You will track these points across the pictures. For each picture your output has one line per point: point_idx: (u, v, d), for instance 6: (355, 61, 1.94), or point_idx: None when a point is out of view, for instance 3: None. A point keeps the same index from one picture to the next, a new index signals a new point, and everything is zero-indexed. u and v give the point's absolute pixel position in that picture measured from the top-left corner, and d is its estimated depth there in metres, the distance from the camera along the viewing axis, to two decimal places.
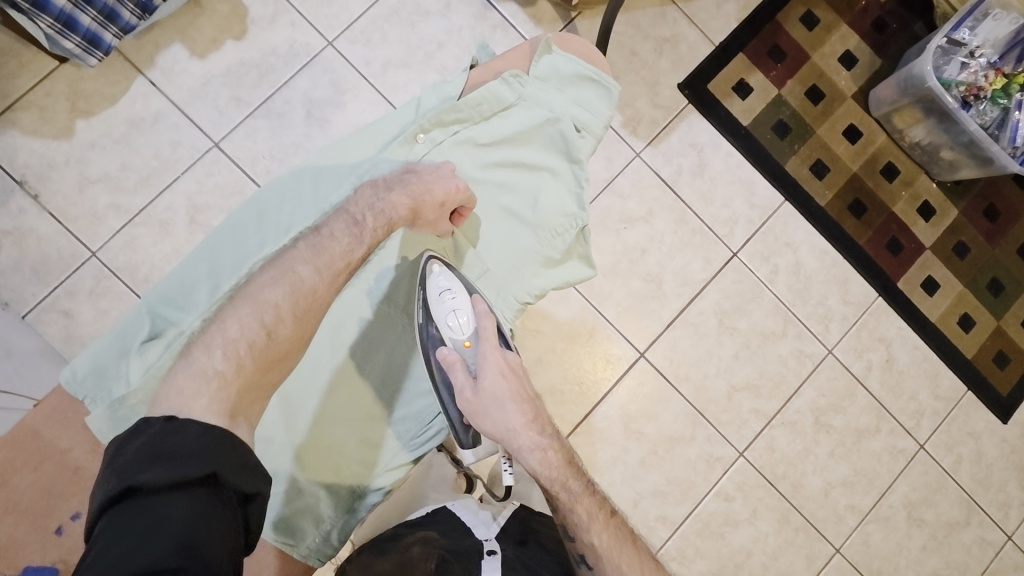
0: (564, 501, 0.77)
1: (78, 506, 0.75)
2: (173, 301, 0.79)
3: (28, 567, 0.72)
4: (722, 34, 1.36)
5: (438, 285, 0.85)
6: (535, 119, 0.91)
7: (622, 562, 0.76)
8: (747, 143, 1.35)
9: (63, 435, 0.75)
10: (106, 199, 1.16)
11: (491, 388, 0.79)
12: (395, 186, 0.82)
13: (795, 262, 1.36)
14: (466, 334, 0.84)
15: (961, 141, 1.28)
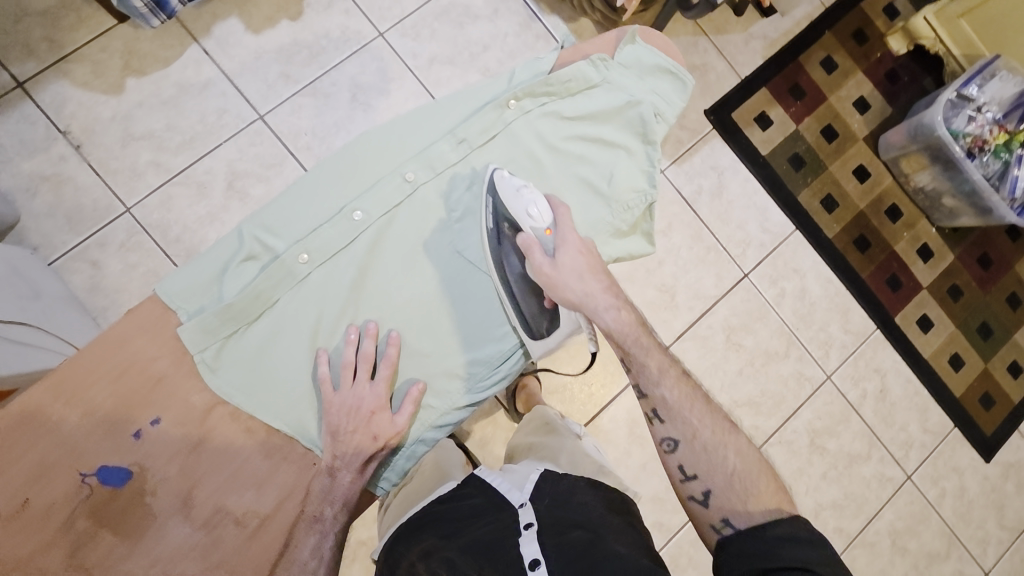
0: (635, 355, 0.78)
1: (159, 412, 0.72)
2: (274, 227, 0.77)
3: (102, 467, 0.69)
4: (748, 68, 1.44)
5: (513, 185, 0.79)
6: (615, 101, 0.87)
7: (692, 417, 0.75)
8: (764, 172, 1.42)
9: (152, 343, 0.72)
10: (147, 156, 1.18)
11: (569, 261, 0.78)
12: (342, 468, 0.73)
13: (801, 288, 1.42)
14: (544, 222, 0.79)
15: (963, 190, 1.35)
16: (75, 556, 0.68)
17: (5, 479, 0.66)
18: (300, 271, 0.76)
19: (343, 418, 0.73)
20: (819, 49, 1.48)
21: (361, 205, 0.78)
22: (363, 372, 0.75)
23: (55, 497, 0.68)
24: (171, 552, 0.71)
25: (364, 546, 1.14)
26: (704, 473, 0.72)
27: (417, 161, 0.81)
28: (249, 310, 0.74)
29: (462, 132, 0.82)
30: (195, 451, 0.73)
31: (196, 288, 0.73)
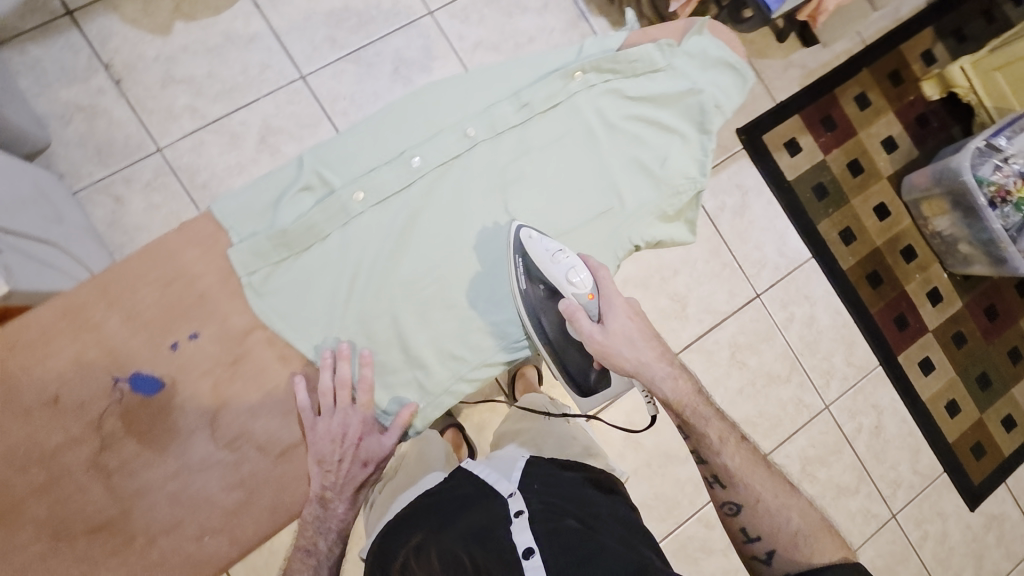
0: (696, 425, 0.76)
1: (197, 327, 0.69)
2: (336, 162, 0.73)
3: (137, 373, 0.67)
4: (784, 94, 1.46)
5: (547, 247, 0.74)
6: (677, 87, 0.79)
7: (756, 484, 0.75)
8: (788, 197, 1.43)
9: (200, 257, 0.70)
10: (184, 100, 1.18)
11: (617, 330, 0.75)
12: (335, 496, 0.72)
13: (810, 316, 1.43)
14: (587, 288, 0.75)
15: (980, 238, 1.36)
16: (99, 457, 0.66)
17: (41, 371, 0.65)
18: (354, 211, 0.72)
19: (330, 447, 0.70)
20: (855, 84, 1.49)
21: (421, 151, 0.74)
22: (344, 400, 0.70)
23: (87, 396, 0.66)
24: (192, 468, 0.68)
25: None
26: (768, 535, 0.74)
27: (480, 116, 0.76)
28: (300, 241, 0.71)
29: (527, 96, 0.76)
30: (228, 372, 0.70)
31: (250, 213, 0.71)
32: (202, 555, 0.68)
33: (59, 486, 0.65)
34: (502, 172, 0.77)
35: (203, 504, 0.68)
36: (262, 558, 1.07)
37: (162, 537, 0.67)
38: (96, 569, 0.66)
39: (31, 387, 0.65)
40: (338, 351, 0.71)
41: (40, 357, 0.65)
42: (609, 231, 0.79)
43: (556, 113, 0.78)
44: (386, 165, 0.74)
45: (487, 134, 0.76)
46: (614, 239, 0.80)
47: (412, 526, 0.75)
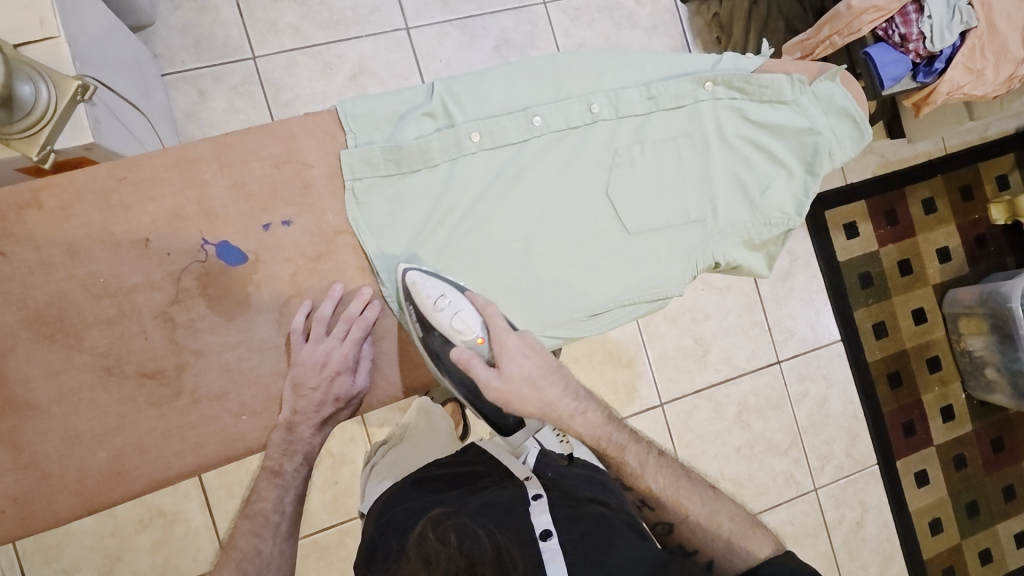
0: (615, 455, 0.69)
1: (292, 214, 0.65)
2: (466, 96, 0.67)
3: (224, 242, 0.64)
4: (857, 176, 1.46)
5: (430, 292, 0.63)
6: (794, 124, 0.68)
7: (684, 499, 0.68)
8: (834, 276, 1.43)
9: (314, 148, 0.66)
10: (291, 19, 1.19)
11: (513, 373, 0.62)
12: (301, 423, 0.65)
13: (823, 397, 1.43)
14: (474, 331, 0.63)
15: (1010, 366, 1.35)
16: (168, 309, 0.63)
17: (138, 209, 0.62)
18: (467, 151, 0.66)
19: (308, 373, 0.63)
20: (925, 188, 1.50)
21: (545, 112, 0.67)
22: (339, 329, 0.64)
23: (173, 247, 0.63)
24: (252, 347, 0.65)
25: (329, 458, 1.11)
26: (703, 545, 0.68)
27: (610, 94, 0.67)
28: (411, 161, 0.66)
29: (656, 88, 0.67)
30: (309, 266, 0.66)
31: (375, 122, 0.67)
32: (236, 435, 0.64)
33: (123, 324, 0.62)
34: (610, 157, 0.69)
35: (252, 383, 0.65)
36: (237, 474, 1.08)
37: (206, 402, 0.64)
38: (133, 417, 0.62)
39: (124, 219, 0.62)
40: (338, 289, 0.66)
41: (144, 197, 0.63)
42: (691, 249, 0.69)
43: (675, 117, 0.69)
44: (507, 113, 0.67)
45: (611, 114, 0.68)
46: (694, 249, 0.69)
47: (420, 499, 0.72)
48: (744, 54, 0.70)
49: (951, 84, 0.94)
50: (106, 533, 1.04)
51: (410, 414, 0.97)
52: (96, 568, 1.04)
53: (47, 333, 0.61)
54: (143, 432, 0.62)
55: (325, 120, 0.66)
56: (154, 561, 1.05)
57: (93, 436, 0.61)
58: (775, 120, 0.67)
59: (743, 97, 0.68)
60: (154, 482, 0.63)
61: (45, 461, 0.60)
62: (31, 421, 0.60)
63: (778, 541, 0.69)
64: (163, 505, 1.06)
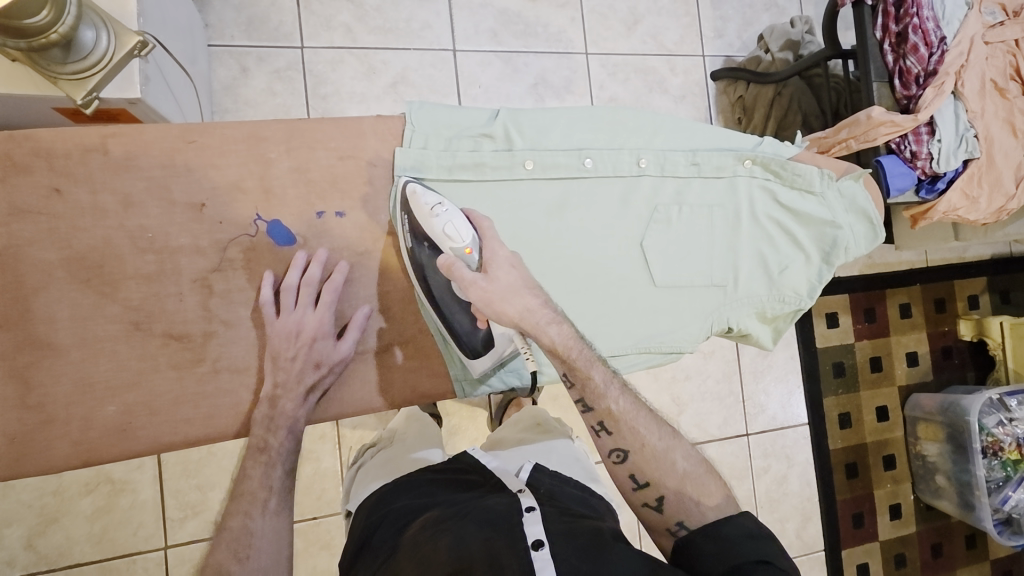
0: (580, 368, 0.64)
1: (346, 207, 0.66)
2: (527, 125, 0.68)
3: (275, 221, 0.64)
4: (848, 272, 1.53)
5: (424, 201, 0.63)
6: (819, 214, 0.71)
7: (644, 430, 0.66)
8: (811, 360, 1.49)
9: (379, 148, 0.67)
10: (345, 18, 1.21)
11: (500, 279, 0.62)
12: (283, 396, 0.63)
13: (783, 475, 1.46)
14: (464, 240, 0.62)
15: (961, 477, 1.41)
16: (208, 275, 0.63)
17: (199, 173, 0.62)
18: (517, 176, 0.67)
19: (283, 343, 0.63)
20: (904, 293, 1.58)
21: (597, 156, 0.68)
22: (307, 296, 0.63)
23: (227, 217, 0.63)
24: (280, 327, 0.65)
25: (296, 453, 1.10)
26: (655, 480, 0.65)
27: (661, 153, 0.69)
28: (463, 171, 0.66)
29: (701, 156, 0.69)
30: (353, 259, 0.67)
31: (438, 130, 0.67)
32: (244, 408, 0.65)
33: (161, 281, 0.61)
34: (649, 210, 0.70)
35: None
36: (199, 453, 1.07)
37: (226, 373, 0.64)
38: (150, 376, 0.62)
39: (182, 179, 0.62)
40: (300, 258, 0.64)
41: (205, 162, 0.63)
42: (707, 310, 0.72)
43: (716, 186, 0.71)
44: (562, 149, 0.68)
45: (657, 172, 0.69)
46: (711, 312, 0.72)
47: (414, 500, 0.74)
48: (783, 141, 0.73)
49: (948, 205, 1.02)
50: (48, 491, 1.01)
51: (397, 420, 1.00)
52: (29, 526, 1.00)
53: (83, 278, 0.60)
54: (158, 392, 0.62)
55: (391, 124, 0.67)
56: (91, 528, 1.02)
57: (107, 387, 0.60)
58: (802, 208, 0.71)
59: (775, 182, 0.71)
60: (159, 444, 0.63)
61: (52, 405, 0.59)
62: (46, 362, 0.59)
63: (730, 492, 0.67)
64: (113, 474, 1.03)
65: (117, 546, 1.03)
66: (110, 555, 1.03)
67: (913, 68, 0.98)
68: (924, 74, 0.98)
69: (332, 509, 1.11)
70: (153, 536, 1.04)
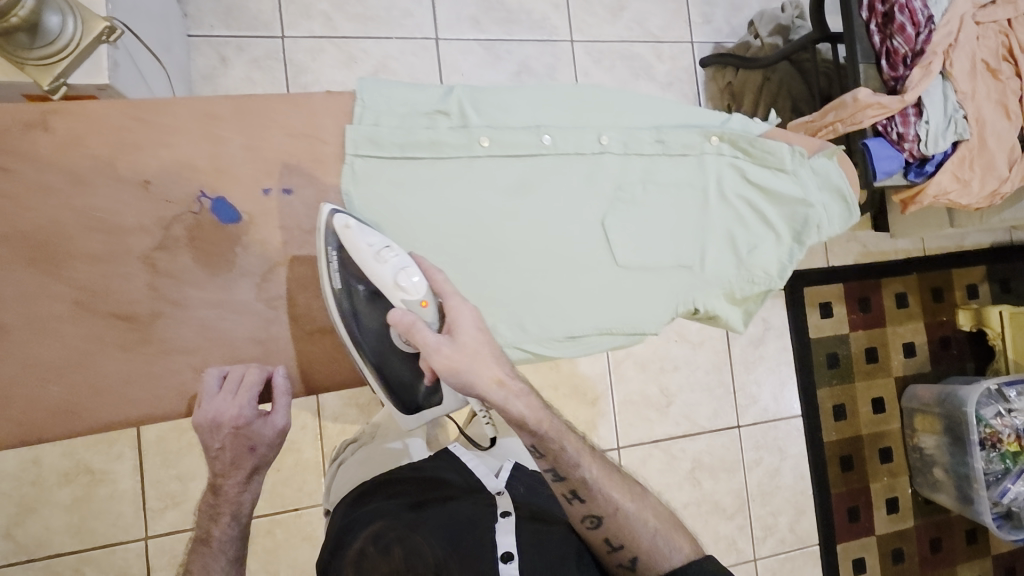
0: (552, 442, 0.66)
1: (294, 184, 0.64)
2: (484, 103, 0.66)
3: (219, 198, 0.62)
4: (839, 261, 1.51)
5: (370, 245, 0.60)
6: (790, 192, 0.68)
7: (615, 493, 0.71)
8: (804, 351, 1.47)
9: (331, 125, 0.64)
10: (324, 7, 1.20)
11: (466, 344, 0.60)
12: (224, 481, 0.65)
13: (775, 468, 1.44)
14: (419, 293, 0.61)
15: (958, 470, 1.38)
16: (152, 253, 0.61)
17: (149, 152, 0.61)
18: (474, 154, 0.65)
19: (205, 435, 0.61)
20: (900, 283, 1.55)
21: (556, 134, 0.66)
22: (227, 387, 0.60)
23: (173, 195, 0.62)
24: (231, 307, 0.63)
25: None
26: (630, 542, 0.71)
27: (623, 129, 0.67)
28: (419, 148, 0.63)
29: (667, 133, 0.67)
30: (304, 238, 0.64)
31: (394, 105, 0.64)
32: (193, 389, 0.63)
33: (107, 263, 0.60)
34: (613, 190, 0.68)
35: (221, 344, 0.63)
36: (178, 443, 1.08)
37: (172, 355, 0.62)
38: (97, 357, 0.61)
39: (130, 155, 0.61)
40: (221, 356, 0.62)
41: (155, 141, 0.61)
42: (674, 291, 0.69)
43: (682, 164, 0.68)
44: (520, 127, 0.65)
45: (620, 149, 0.67)
46: (679, 293, 0.70)
47: (387, 500, 0.81)
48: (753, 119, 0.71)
49: (938, 187, 0.99)
50: (26, 481, 1.02)
51: (379, 414, 1.04)
52: (10, 516, 1.02)
53: (29, 257, 0.59)
54: (105, 374, 0.61)
55: (343, 100, 0.64)
56: (70, 519, 1.04)
57: (54, 368, 0.60)
58: (771, 187, 0.68)
59: (743, 160, 0.68)
60: (104, 425, 0.61)
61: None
62: None
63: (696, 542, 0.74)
64: (92, 463, 1.05)
65: (95, 538, 1.04)
66: (90, 545, 1.04)
67: (900, 49, 0.95)
68: (912, 54, 0.95)
69: (314, 500, 1.11)
70: (133, 527, 1.06)
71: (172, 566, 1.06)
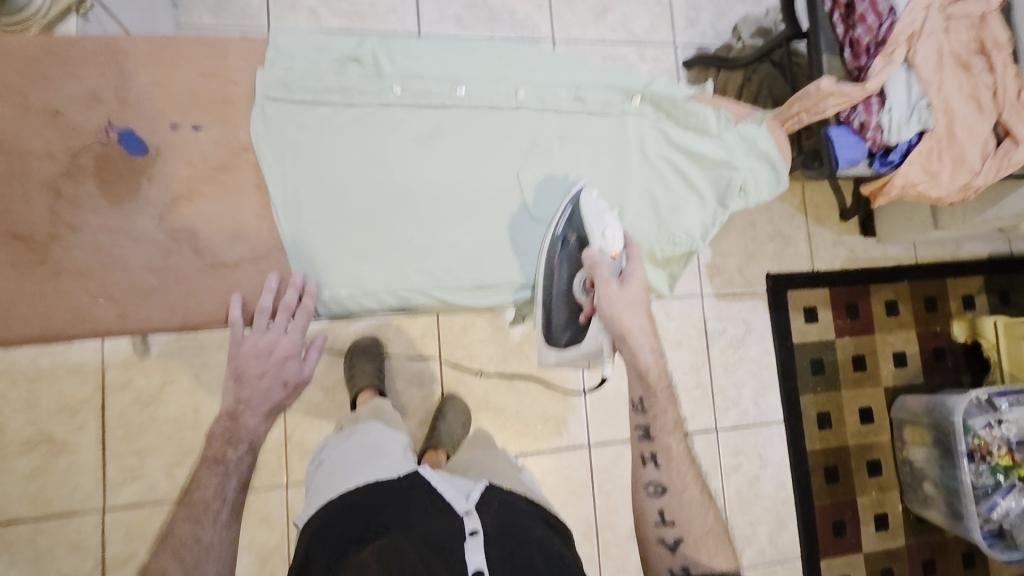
0: (657, 400, 0.77)
1: (204, 121, 0.61)
2: (398, 52, 0.65)
3: (126, 128, 0.59)
4: (825, 265, 1.48)
5: (599, 204, 0.67)
6: (714, 154, 0.70)
7: (688, 472, 0.78)
8: (787, 356, 1.43)
9: (244, 67, 0.62)
10: (310, 3, 1.25)
11: (632, 295, 0.70)
12: (245, 412, 0.66)
13: (754, 476, 1.39)
14: (614, 247, 0.68)
15: (947, 484, 1.32)
16: (56, 179, 0.58)
17: (56, 84, 0.58)
18: (383, 100, 0.64)
19: (252, 360, 0.63)
20: (890, 290, 1.51)
21: (471, 86, 0.66)
22: (281, 320, 0.62)
23: (81, 124, 0.58)
24: (131, 237, 0.59)
25: None
26: (680, 521, 0.77)
27: (541, 85, 0.67)
28: (330, 93, 0.63)
29: (585, 90, 0.68)
30: (209, 174, 0.61)
31: (306, 51, 0.63)
32: (88, 316, 0.59)
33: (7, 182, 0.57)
34: (529, 144, 0.68)
35: (121, 272, 0.59)
36: (143, 417, 1.10)
37: (70, 278, 0.58)
38: None
39: (38, 86, 0.58)
40: (275, 279, 0.62)
41: (62, 72, 0.58)
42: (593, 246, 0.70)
43: (603, 122, 0.69)
44: (435, 78, 0.65)
45: (536, 104, 0.67)
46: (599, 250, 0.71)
47: (355, 520, 0.71)
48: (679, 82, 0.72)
49: (906, 178, 0.98)
50: None
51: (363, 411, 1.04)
52: None
53: None
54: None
55: (254, 44, 0.62)
56: (30, 488, 1.05)
57: None
58: (694, 147, 0.69)
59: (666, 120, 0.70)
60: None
61: None
62: None
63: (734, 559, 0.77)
64: (55, 433, 1.06)
65: (54, 507, 1.05)
66: (50, 514, 1.05)
67: (863, 38, 0.96)
68: (875, 43, 0.95)
69: (273, 482, 1.13)
70: (92, 498, 1.06)
71: (127, 540, 1.07)
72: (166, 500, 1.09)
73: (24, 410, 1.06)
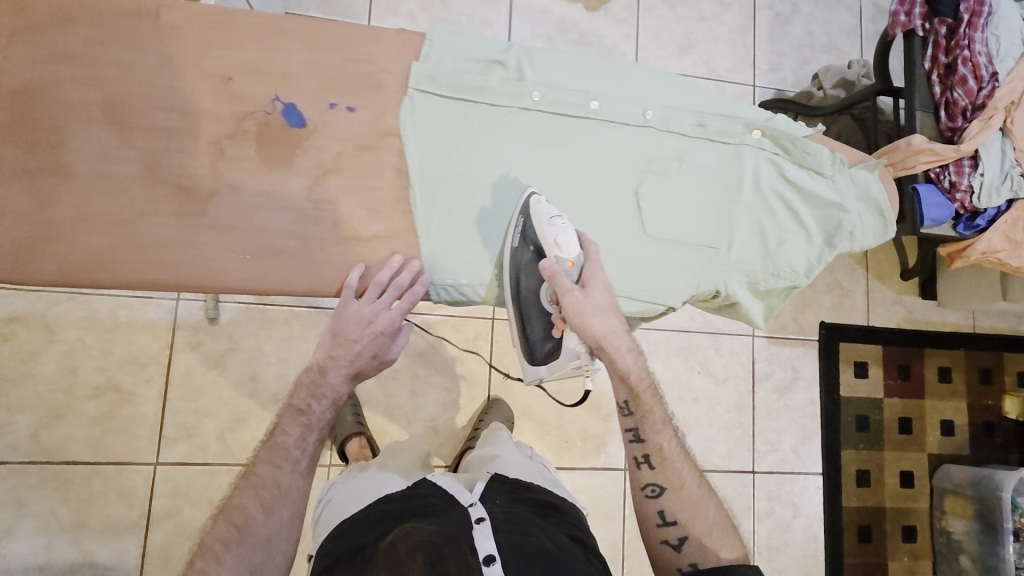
0: (646, 405, 0.77)
1: (356, 104, 0.66)
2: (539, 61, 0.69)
3: (288, 103, 0.64)
4: (880, 322, 1.47)
5: (549, 210, 0.65)
6: (826, 195, 0.72)
7: (685, 469, 0.77)
8: (832, 408, 1.42)
9: (396, 58, 0.67)
10: (411, 7, 1.31)
11: (599, 300, 0.68)
12: (333, 368, 0.69)
13: (786, 524, 1.37)
14: (570, 253, 0.66)
15: (988, 560, 1.29)
16: (222, 140, 0.63)
17: (230, 53, 0.63)
18: (519, 103, 0.68)
19: (351, 326, 0.66)
20: (944, 356, 1.49)
21: (603, 100, 0.69)
22: (390, 298, 0.65)
23: (247, 94, 0.64)
24: (273, 202, 0.64)
25: None
26: (683, 520, 0.76)
27: (667, 108, 0.71)
28: (472, 92, 0.67)
29: (708, 118, 0.71)
30: (354, 152, 0.65)
31: (453, 52, 0.68)
32: (220, 269, 0.63)
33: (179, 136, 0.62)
34: (646, 161, 0.71)
35: (259, 232, 0.64)
36: (206, 379, 1.13)
37: (211, 232, 0.63)
38: (147, 219, 0.62)
39: (212, 54, 0.63)
40: (399, 259, 0.66)
41: (236, 44, 0.64)
42: (698, 268, 0.71)
43: (720, 150, 0.72)
44: (570, 89, 0.69)
45: (660, 125, 0.70)
46: (702, 273, 0.71)
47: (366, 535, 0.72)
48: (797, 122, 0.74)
49: (988, 244, 0.99)
50: (60, 387, 1.08)
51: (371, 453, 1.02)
52: (38, 416, 1.07)
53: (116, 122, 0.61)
54: (149, 234, 0.61)
55: (409, 40, 0.67)
56: (90, 432, 1.09)
57: (108, 216, 0.61)
58: (808, 184, 0.71)
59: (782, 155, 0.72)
60: (137, 280, 0.62)
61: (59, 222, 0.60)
62: (61, 181, 0.60)
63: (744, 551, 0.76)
64: (123, 382, 1.10)
65: (110, 453, 1.09)
66: (104, 460, 1.08)
67: (960, 101, 0.96)
68: (971, 107, 0.95)
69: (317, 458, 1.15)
70: (146, 450, 1.10)
71: (172, 495, 1.10)
72: (215, 461, 1.12)
73: (96, 356, 1.10)
